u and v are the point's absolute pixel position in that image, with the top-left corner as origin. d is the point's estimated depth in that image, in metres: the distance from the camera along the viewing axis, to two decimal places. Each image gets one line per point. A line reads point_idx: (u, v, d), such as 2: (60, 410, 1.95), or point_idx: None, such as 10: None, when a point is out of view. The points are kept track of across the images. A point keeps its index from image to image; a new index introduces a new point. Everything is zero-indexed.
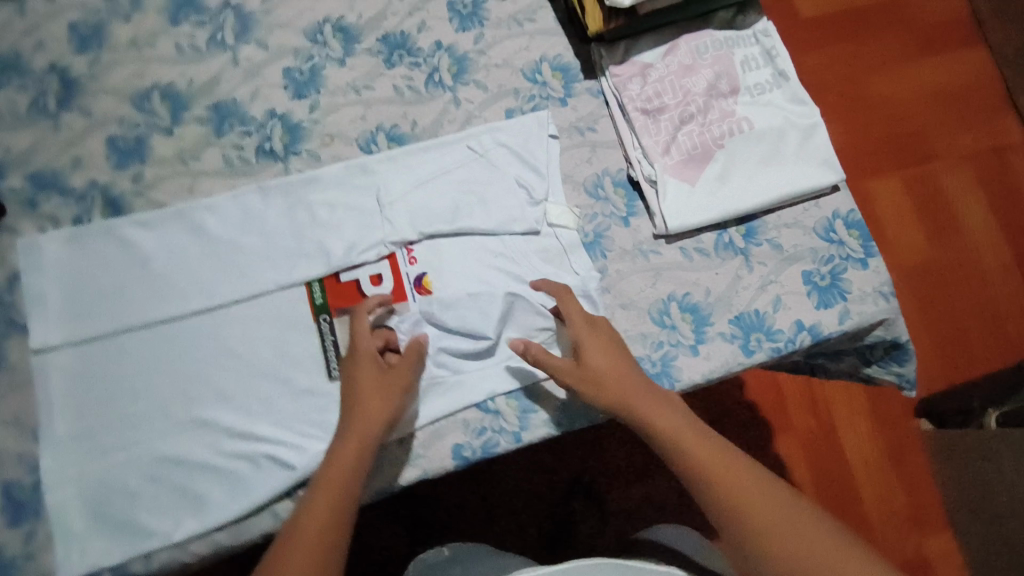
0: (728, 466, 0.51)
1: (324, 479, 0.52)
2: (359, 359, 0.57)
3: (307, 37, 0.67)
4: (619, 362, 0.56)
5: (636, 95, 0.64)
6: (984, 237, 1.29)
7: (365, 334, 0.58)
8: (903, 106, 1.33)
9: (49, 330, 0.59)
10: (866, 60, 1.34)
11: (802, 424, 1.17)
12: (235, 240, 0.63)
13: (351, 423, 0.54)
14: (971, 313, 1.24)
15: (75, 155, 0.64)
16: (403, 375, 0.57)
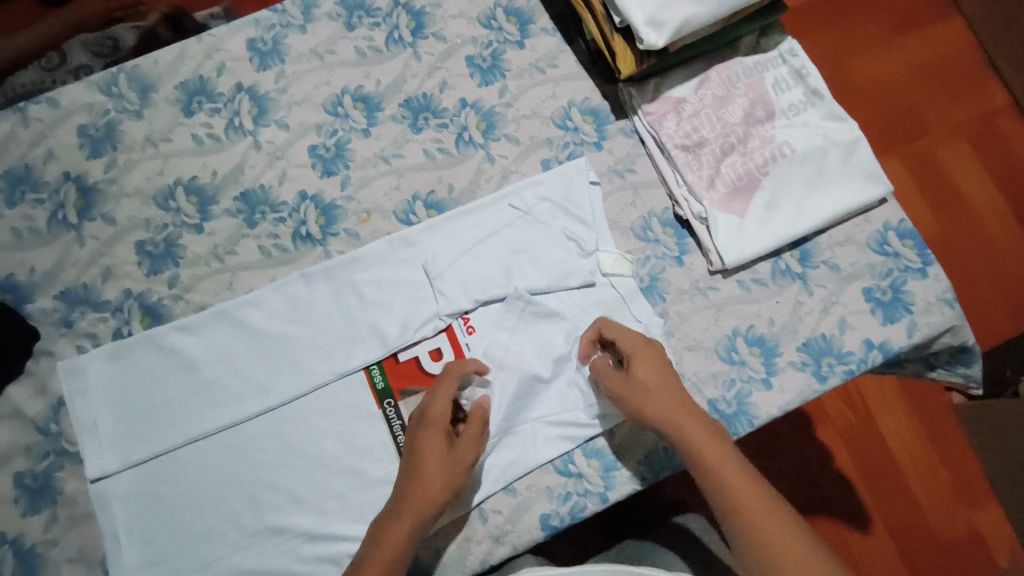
0: (806, 565, 0.47)
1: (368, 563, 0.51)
2: (427, 428, 0.54)
3: (328, 111, 0.65)
4: (674, 389, 0.55)
5: (673, 132, 0.63)
6: (992, 214, 1.13)
7: (438, 401, 0.55)
8: (895, 81, 1.18)
9: (105, 455, 0.57)
10: (849, 37, 1.19)
11: (835, 414, 1.06)
12: (285, 333, 0.60)
13: (402, 504, 0.53)
14: (1000, 302, 1.08)
15: (103, 266, 0.61)
16: (469, 448, 0.54)
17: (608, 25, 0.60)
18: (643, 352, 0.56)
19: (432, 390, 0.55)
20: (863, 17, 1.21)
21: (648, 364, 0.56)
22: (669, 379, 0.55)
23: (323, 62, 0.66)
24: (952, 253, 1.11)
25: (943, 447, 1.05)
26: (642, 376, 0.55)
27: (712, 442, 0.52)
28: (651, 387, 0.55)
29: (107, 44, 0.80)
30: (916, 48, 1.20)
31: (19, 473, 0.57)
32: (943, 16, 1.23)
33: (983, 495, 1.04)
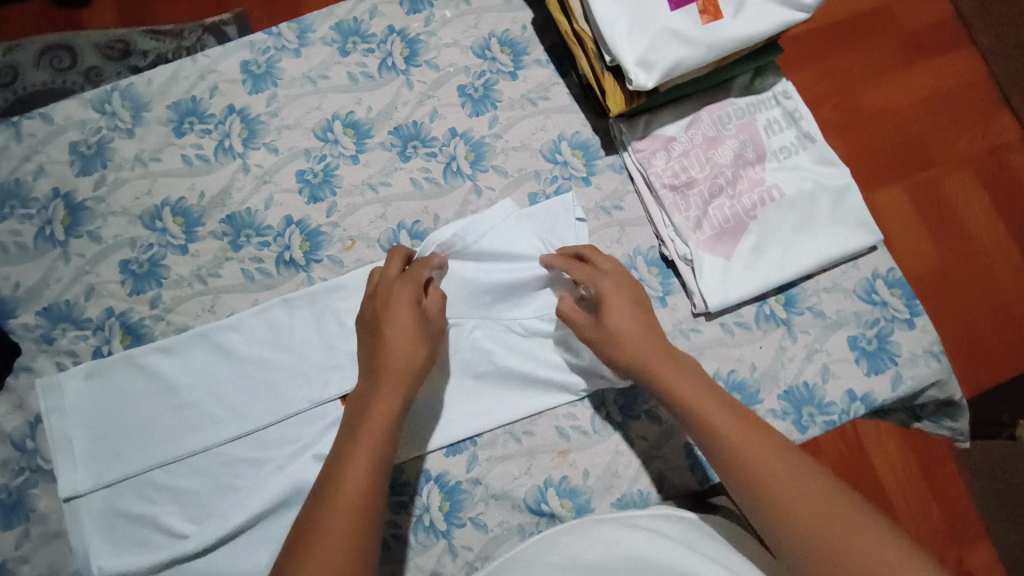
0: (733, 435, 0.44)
1: (360, 425, 0.47)
2: (394, 295, 0.53)
3: (318, 136, 0.65)
4: (634, 310, 0.53)
5: (662, 170, 0.63)
6: (1012, 262, 0.98)
7: (394, 275, 0.55)
8: (896, 113, 1.03)
9: (78, 475, 0.57)
10: (852, 67, 1.05)
11: (830, 447, 0.96)
12: (263, 357, 0.60)
13: (382, 380, 0.49)
14: (1005, 359, 0.94)
15: (87, 284, 0.61)
16: (435, 322, 0.54)
17: (600, 62, 0.60)
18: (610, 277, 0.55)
19: (390, 269, 0.55)
20: (865, 45, 1.05)
21: (621, 287, 0.54)
22: (635, 298, 0.54)
23: (315, 86, 0.66)
24: (954, 299, 0.95)
25: (937, 484, 0.97)
26: (610, 301, 0.53)
27: (652, 338, 0.51)
28: (612, 308, 0.53)
29: (119, 47, 0.77)
30: (924, 79, 1.05)
31: None
32: (952, 44, 1.07)
33: (975, 534, 0.96)
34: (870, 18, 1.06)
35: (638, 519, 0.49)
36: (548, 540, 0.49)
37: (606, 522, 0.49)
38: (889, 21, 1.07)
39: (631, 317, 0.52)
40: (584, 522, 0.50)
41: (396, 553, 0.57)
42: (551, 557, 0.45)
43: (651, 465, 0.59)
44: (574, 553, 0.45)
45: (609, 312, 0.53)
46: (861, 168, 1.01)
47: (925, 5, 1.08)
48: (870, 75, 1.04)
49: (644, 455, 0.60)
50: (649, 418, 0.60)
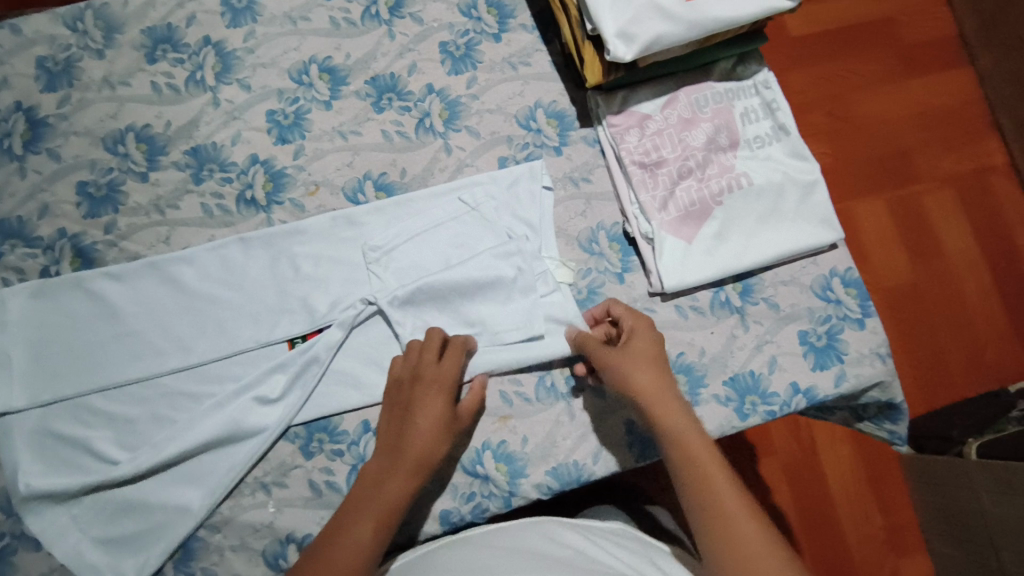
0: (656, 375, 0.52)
1: (403, 455, 0.52)
2: (433, 387, 0.54)
3: (293, 77, 0.65)
4: (665, 382, 0.52)
5: (633, 147, 0.62)
6: (974, 280, 1.01)
7: (446, 376, 0.55)
8: (884, 124, 1.06)
9: (12, 391, 0.56)
10: (846, 74, 1.07)
11: (782, 445, 0.98)
12: (214, 293, 0.59)
13: (391, 482, 0.51)
14: (955, 371, 0.97)
15: (41, 202, 0.60)
16: (464, 421, 0.55)
17: (581, 31, 0.59)
18: (646, 341, 0.54)
19: (429, 359, 0.55)
20: (863, 54, 1.08)
21: (648, 354, 0.53)
22: (663, 353, 0.55)
23: (295, 27, 0.65)
24: (913, 305, 0.99)
25: (881, 493, 0.97)
26: (635, 369, 0.52)
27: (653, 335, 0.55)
28: (642, 367, 0.52)
29: None
30: (917, 94, 1.08)
31: None
32: (948, 65, 1.10)
33: (913, 544, 0.96)
34: (870, 29, 1.09)
35: (594, 536, 0.51)
36: (483, 536, 0.51)
37: (577, 534, 0.51)
38: (890, 35, 1.10)
39: (650, 348, 0.54)
40: (532, 523, 0.52)
41: (326, 500, 0.56)
42: (486, 552, 0.47)
43: (590, 437, 0.59)
44: (527, 537, 0.50)
45: (636, 373, 0.52)
46: (845, 171, 1.03)
47: (927, 25, 1.11)
48: (865, 83, 1.07)
49: (585, 428, 0.59)
50: (594, 393, 0.60)
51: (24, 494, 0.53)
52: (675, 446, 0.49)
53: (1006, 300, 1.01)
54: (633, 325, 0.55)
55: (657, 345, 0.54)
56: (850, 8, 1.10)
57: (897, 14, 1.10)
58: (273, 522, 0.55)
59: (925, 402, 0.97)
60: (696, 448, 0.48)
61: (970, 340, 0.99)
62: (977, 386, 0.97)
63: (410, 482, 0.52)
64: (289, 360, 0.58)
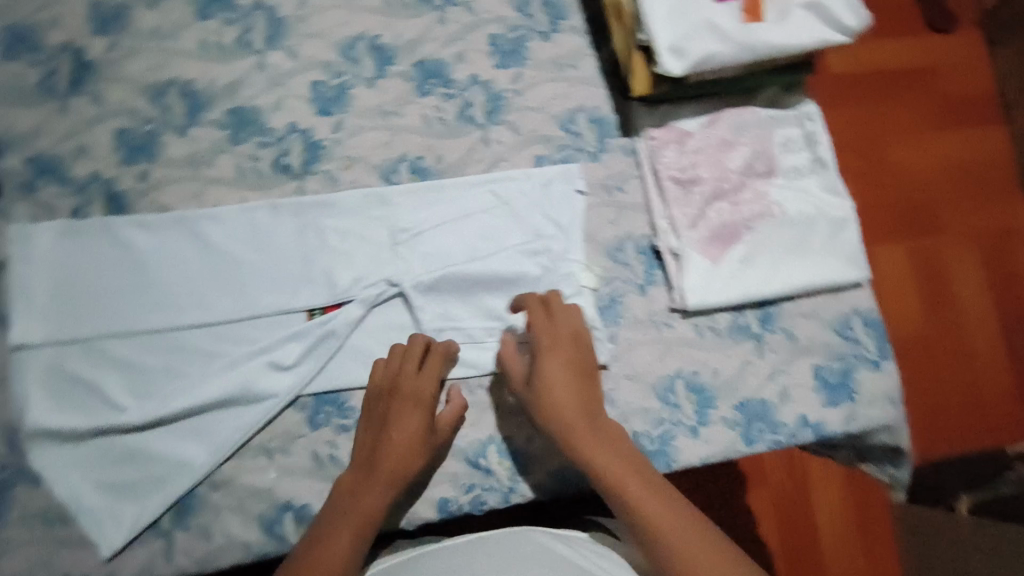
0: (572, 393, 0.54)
1: (378, 466, 0.52)
2: (412, 397, 0.55)
3: (340, 51, 0.65)
4: (583, 397, 0.54)
5: (671, 163, 0.63)
6: (984, 338, 1.02)
7: (423, 386, 0.55)
8: (914, 171, 1.06)
9: (31, 326, 0.56)
10: (881, 117, 1.07)
11: (775, 478, 0.97)
12: (239, 256, 0.60)
13: (367, 490, 0.52)
14: (957, 425, 0.97)
15: (79, 144, 0.60)
16: (444, 434, 0.56)
17: (632, 40, 0.59)
18: (565, 356, 0.55)
19: (410, 368, 0.55)
20: (900, 100, 1.08)
21: (565, 371, 0.55)
22: (582, 363, 0.56)
23: (347, 2, 0.66)
24: (922, 355, 0.99)
25: (868, 538, 0.97)
26: (555, 392, 0.54)
27: (572, 346, 0.56)
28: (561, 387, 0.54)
29: None
30: (950, 147, 1.08)
31: None
32: (984, 122, 1.10)
33: None
34: (911, 76, 1.10)
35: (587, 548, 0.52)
36: (477, 543, 0.51)
37: (571, 546, 0.52)
38: (930, 85, 1.10)
39: (564, 365, 0.55)
40: (524, 533, 0.53)
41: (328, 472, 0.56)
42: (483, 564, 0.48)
43: None
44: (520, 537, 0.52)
45: (555, 405, 0.53)
46: (870, 212, 1.03)
47: (968, 80, 1.11)
48: (900, 129, 1.07)
49: None
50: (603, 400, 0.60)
51: (32, 430, 0.53)
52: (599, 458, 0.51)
53: (1014, 362, 1.01)
54: (550, 339, 0.56)
55: (574, 362, 0.55)
56: (893, 52, 1.10)
57: (939, 65, 1.11)
58: (273, 488, 0.55)
59: (924, 453, 0.97)
60: (622, 481, 0.50)
61: (975, 397, 0.98)
62: (978, 445, 0.97)
63: (389, 491, 0.52)
64: (306, 331, 0.58)
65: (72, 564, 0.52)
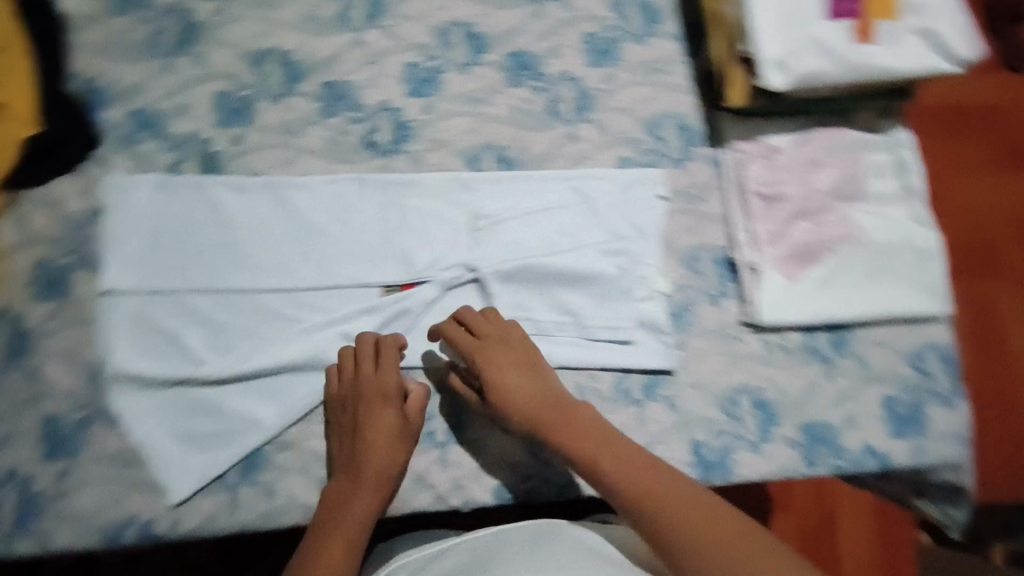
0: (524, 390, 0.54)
1: (360, 473, 0.53)
2: (377, 399, 0.55)
3: (436, 35, 0.65)
4: (535, 392, 0.55)
5: (757, 177, 0.62)
6: None
7: (386, 384, 0.55)
8: (985, 212, 1.03)
9: (123, 273, 0.58)
10: (949, 154, 1.06)
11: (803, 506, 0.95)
12: (322, 226, 0.61)
13: (354, 495, 0.52)
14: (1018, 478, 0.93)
15: (179, 102, 0.62)
16: (418, 425, 0.56)
17: (731, 51, 0.58)
18: (506, 356, 0.56)
19: (368, 369, 0.56)
20: (977, 139, 1.06)
21: (516, 371, 0.55)
22: (525, 361, 0.56)
23: None
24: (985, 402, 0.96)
25: None
26: (511, 395, 0.54)
27: (511, 345, 0.56)
28: (512, 389, 0.54)
29: None
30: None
31: (40, 259, 0.58)
32: None
33: None
34: (989, 116, 1.08)
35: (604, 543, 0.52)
36: (492, 536, 0.51)
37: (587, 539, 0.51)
38: (1007, 127, 1.08)
39: (507, 368, 0.55)
40: (538, 525, 0.52)
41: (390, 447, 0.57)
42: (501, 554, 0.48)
43: (653, 448, 0.59)
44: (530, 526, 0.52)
45: (513, 407, 0.54)
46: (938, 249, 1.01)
47: None
48: (974, 168, 1.05)
49: (650, 437, 0.59)
50: (666, 405, 0.60)
51: (116, 372, 0.56)
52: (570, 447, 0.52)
53: None
54: (488, 342, 0.56)
55: (518, 364, 0.56)
56: (972, 90, 1.08)
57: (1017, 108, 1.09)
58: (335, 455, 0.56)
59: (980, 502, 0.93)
60: (594, 458, 0.51)
61: None
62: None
63: (376, 494, 0.53)
64: (381, 306, 0.59)
65: (143, 505, 0.54)
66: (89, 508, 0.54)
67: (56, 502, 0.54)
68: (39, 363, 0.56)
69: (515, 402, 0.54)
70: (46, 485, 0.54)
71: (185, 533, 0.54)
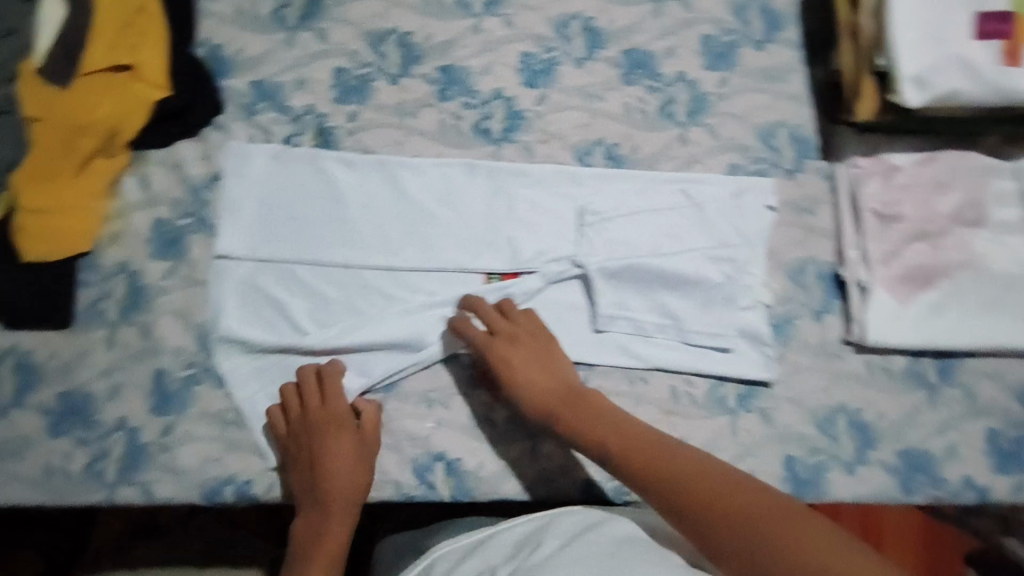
0: (539, 382, 0.55)
1: (326, 504, 0.55)
2: (331, 427, 0.56)
3: (553, 27, 0.65)
4: (548, 385, 0.55)
5: (874, 195, 0.61)
6: None
7: (333, 414, 0.56)
8: None
9: (237, 240, 0.59)
10: None
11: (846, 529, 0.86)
12: (430, 208, 0.61)
13: (325, 523, 0.55)
14: None
15: (299, 76, 0.63)
16: (377, 443, 0.57)
17: (867, 61, 0.57)
18: (518, 351, 0.56)
19: (314, 402, 0.56)
20: None
21: (528, 364, 0.56)
22: (537, 357, 0.57)
23: None
24: None
25: None
26: (523, 386, 0.55)
27: (526, 339, 0.57)
28: (526, 380, 0.55)
29: None
30: None
31: (160, 220, 0.59)
32: None
33: None
34: None
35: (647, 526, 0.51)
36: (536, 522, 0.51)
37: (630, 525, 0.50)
38: None
39: (522, 361, 0.56)
40: (577, 511, 0.52)
41: (483, 433, 0.59)
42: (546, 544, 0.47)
43: (744, 460, 0.58)
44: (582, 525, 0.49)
45: (528, 398, 0.55)
46: None
47: None
48: None
49: (742, 448, 0.59)
50: (761, 417, 0.59)
51: (225, 336, 0.58)
52: (592, 436, 0.52)
53: None
54: (501, 337, 0.57)
55: (535, 356, 0.56)
56: None
57: None
58: (429, 436, 0.58)
59: None
60: (597, 435, 0.52)
61: None
62: None
63: (345, 519, 0.55)
64: (484, 293, 0.60)
65: (246, 466, 0.56)
66: (193, 464, 0.56)
67: (160, 455, 0.56)
68: (152, 319, 0.58)
69: (531, 393, 0.55)
70: (152, 437, 0.56)
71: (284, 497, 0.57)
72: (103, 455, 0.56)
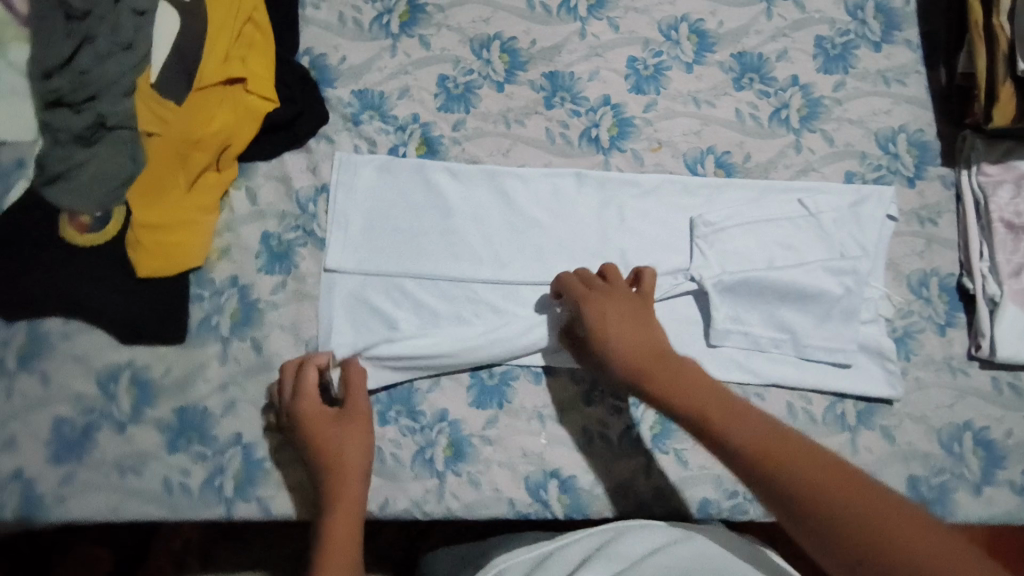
0: (631, 337, 0.48)
1: (329, 488, 0.50)
2: (308, 408, 0.52)
3: (661, 30, 0.63)
4: (645, 343, 0.48)
5: (1005, 204, 0.58)
6: None
7: (307, 396, 0.52)
8: None
9: (345, 254, 0.58)
10: None
11: None
12: (539, 218, 0.60)
13: (333, 510, 0.49)
14: None
15: (403, 84, 0.61)
16: (364, 407, 0.53)
17: (1005, 68, 0.55)
18: (615, 309, 0.50)
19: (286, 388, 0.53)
20: None
21: (619, 321, 0.49)
22: (633, 317, 0.50)
23: None
24: None
25: None
26: (615, 342, 0.48)
27: (618, 301, 0.51)
28: (616, 336, 0.49)
29: None
30: None
31: (268, 233, 0.59)
32: None
33: None
34: None
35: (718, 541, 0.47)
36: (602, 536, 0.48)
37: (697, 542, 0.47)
38: None
39: (620, 319, 0.49)
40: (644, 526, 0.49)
41: (596, 449, 0.58)
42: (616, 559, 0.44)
43: None
44: (649, 546, 0.46)
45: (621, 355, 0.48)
46: None
47: None
48: None
49: (865, 466, 0.57)
50: (882, 434, 0.58)
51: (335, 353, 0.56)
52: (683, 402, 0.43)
53: None
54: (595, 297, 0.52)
55: (630, 314, 0.50)
56: None
57: None
58: (542, 453, 0.57)
59: None
60: (690, 400, 0.43)
61: None
62: None
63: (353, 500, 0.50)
64: None
65: None
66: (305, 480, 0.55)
67: (275, 471, 0.55)
68: (264, 334, 0.57)
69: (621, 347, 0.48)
70: (267, 453, 0.55)
71: (397, 515, 0.56)
72: (219, 472, 0.55)
